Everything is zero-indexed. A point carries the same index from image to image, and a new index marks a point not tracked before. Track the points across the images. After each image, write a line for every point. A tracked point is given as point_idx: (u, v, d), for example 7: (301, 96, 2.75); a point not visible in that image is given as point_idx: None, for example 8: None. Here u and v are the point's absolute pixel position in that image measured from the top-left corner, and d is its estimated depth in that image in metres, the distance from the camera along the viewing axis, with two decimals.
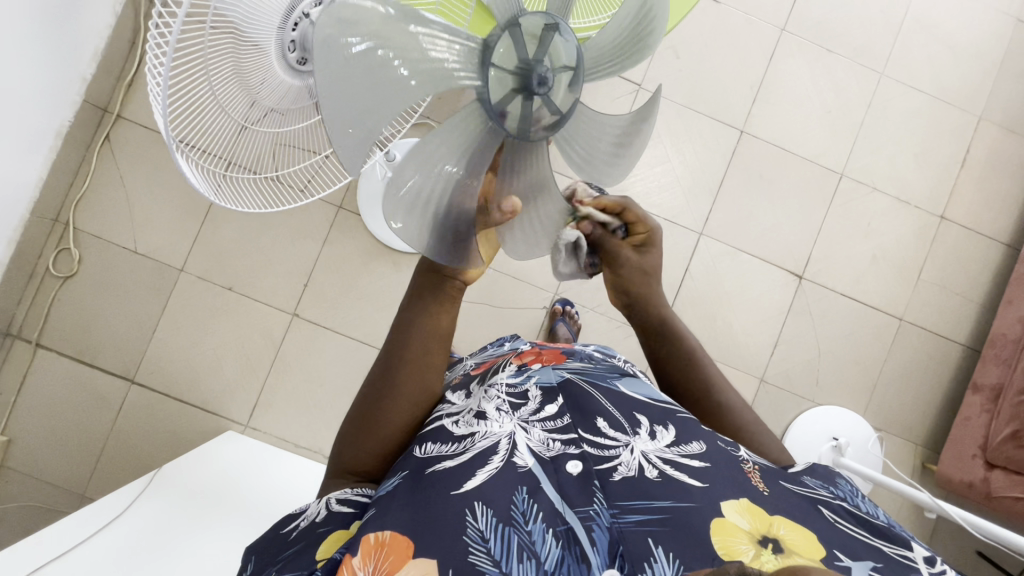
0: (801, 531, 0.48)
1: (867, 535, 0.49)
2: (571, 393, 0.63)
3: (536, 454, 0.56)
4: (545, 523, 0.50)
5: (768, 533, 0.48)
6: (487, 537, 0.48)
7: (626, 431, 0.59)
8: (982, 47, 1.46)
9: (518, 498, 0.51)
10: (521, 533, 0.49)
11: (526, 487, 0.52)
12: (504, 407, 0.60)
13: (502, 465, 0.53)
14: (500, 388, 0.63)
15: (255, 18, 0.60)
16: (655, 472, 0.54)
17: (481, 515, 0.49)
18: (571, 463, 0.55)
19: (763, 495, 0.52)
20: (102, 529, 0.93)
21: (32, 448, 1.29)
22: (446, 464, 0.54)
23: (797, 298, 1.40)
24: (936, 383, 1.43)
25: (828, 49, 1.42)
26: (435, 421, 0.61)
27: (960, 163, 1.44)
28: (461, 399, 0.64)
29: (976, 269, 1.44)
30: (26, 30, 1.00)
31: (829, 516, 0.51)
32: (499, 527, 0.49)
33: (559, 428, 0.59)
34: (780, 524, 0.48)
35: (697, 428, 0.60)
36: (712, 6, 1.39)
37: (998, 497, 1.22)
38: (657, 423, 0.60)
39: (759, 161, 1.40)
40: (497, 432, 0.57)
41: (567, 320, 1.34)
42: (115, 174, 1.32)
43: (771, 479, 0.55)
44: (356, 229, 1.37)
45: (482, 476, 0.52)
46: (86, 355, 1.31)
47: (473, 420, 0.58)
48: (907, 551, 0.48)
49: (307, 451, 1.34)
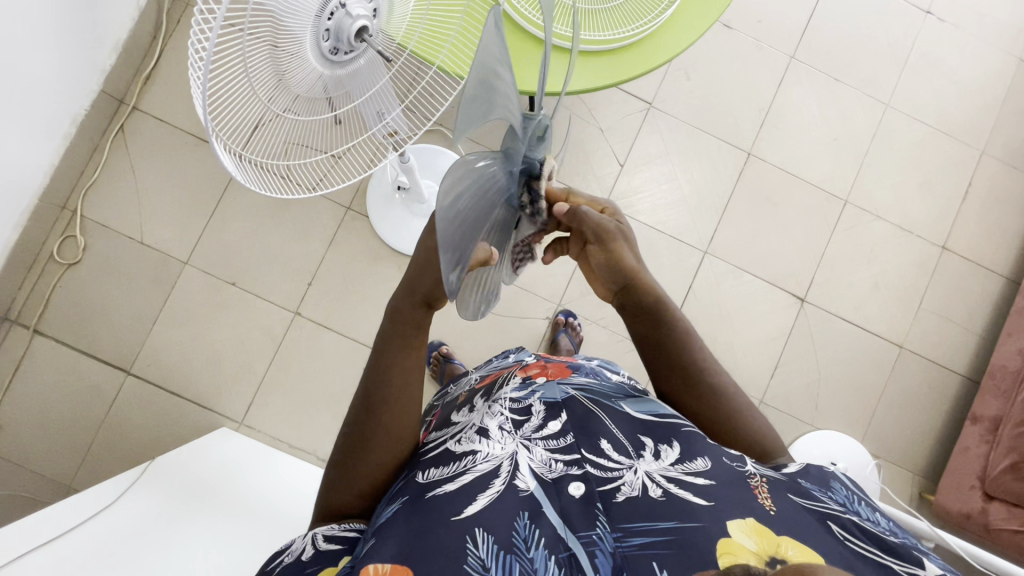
0: (810, 551, 0.45)
1: (878, 552, 0.47)
2: (575, 410, 0.62)
3: (538, 476, 0.55)
4: (547, 550, 0.49)
5: (775, 554, 0.45)
6: (487, 566, 0.47)
7: (630, 454, 0.57)
8: (984, 82, 1.49)
9: (519, 525, 0.50)
10: (522, 560, 0.48)
11: (528, 512, 0.51)
12: (506, 425, 0.60)
13: (502, 489, 0.53)
14: (505, 403, 0.64)
15: (296, 5, 0.59)
16: (659, 492, 0.52)
17: (482, 542, 0.48)
18: (573, 484, 0.54)
19: (771, 515, 0.49)
20: (88, 520, 0.91)
21: (20, 435, 1.26)
22: (446, 488, 0.53)
23: (798, 321, 1.40)
24: (935, 412, 1.43)
25: (836, 78, 1.45)
26: (438, 446, 0.60)
27: (962, 196, 1.47)
28: (467, 416, 0.66)
29: (976, 301, 1.45)
30: (51, 19, 1.02)
31: (839, 533, 0.48)
32: (500, 554, 0.48)
33: (561, 447, 0.58)
34: (789, 543, 0.46)
35: (704, 444, 0.58)
36: (723, 30, 1.42)
37: (997, 529, 1.21)
38: (662, 440, 0.58)
39: (765, 184, 1.42)
40: (498, 455, 0.56)
41: (569, 332, 1.33)
42: (126, 164, 1.33)
43: (778, 493, 0.52)
44: (364, 232, 1.37)
45: (482, 502, 0.52)
46: (84, 343, 1.29)
47: (475, 437, 0.59)
48: (918, 570, 0.45)
49: (300, 452, 1.32)
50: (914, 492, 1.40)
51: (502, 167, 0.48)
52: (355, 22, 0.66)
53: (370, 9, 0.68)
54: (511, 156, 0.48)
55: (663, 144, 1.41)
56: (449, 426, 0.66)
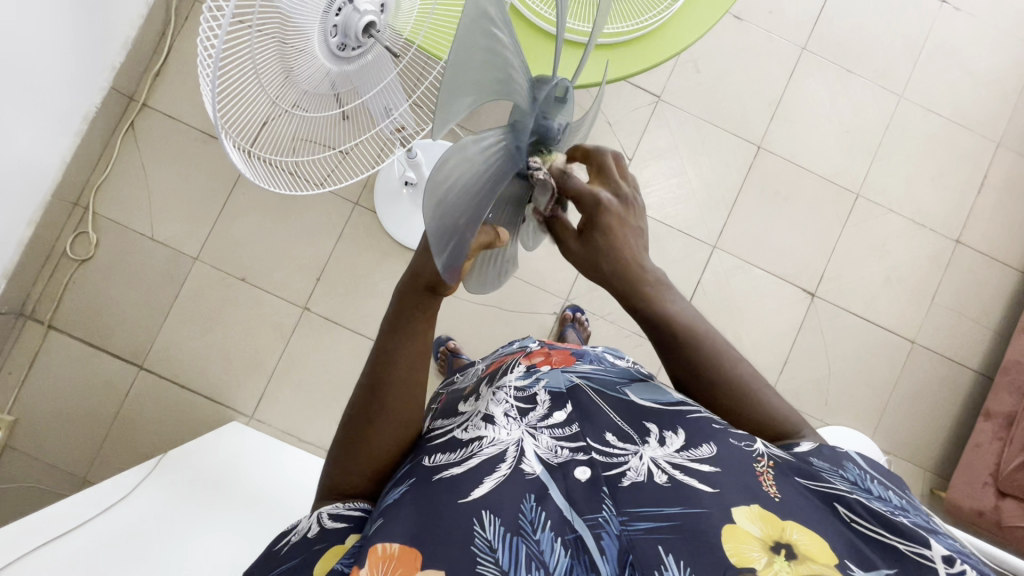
0: (816, 536, 0.46)
1: (885, 534, 0.46)
2: (580, 400, 0.62)
3: (544, 460, 0.55)
4: (553, 531, 0.49)
5: (781, 538, 0.46)
6: (495, 547, 0.47)
7: (635, 440, 0.57)
8: (1000, 73, 1.46)
9: (526, 506, 0.50)
10: (529, 543, 0.48)
11: (534, 494, 0.52)
12: (512, 412, 0.61)
13: (509, 473, 0.53)
14: (509, 390, 0.64)
15: (304, 3, 0.59)
16: (664, 477, 0.52)
17: (489, 524, 0.48)
18: (579, 469, 0.54)
19: (774, 502, 0.49)
20: (106, 510, 0.93)
21: (36, 429, 1.28)
22: (452, 471, 0.53)
23: (809, 315, 1.39)
24: (947, 408, 1.41)
25: (848, 69, 1.43)
26: (444, 433, 0.61)
27: (977, 189, 1.44)
28: (472, 404, 0.66)
29: (990, 295, 1.43)
30: (61, 18, 1.03)
31: (845, 515, 0.48)
32: (508, 536, 0.48)
33: (567, 436, 0.58)
34: (794, 527, 0.47)
35: (710, 426, 0.57)
36: (733, 22, 1.41)
37: (1010, 526, 1.20)
38: (667, 427, 0.58)
39: (775, 178, 1.40)
40: (505, 440, 0.56)
41: (577, 327, 1.33)
42: (137, 160, 1.34)
43: (783, 478, 0.51)
44: (372, 227, 1.38)
45: (489, 484, 0.52)
46: (97, 338, 1.31)
47: (482, 423, 0.59)
48: (924, 550, 0.44)
49: (310, 445, 1.33)
50: (925, 489, 1.39)
51: (511, 142, 0.46)
52: (363, 19, 0.66)
53: (377, 5, 0.68)
54: (520, 130, 0.46)
55: (672, 138, 1.40)
56: (453, 414, 0.66)
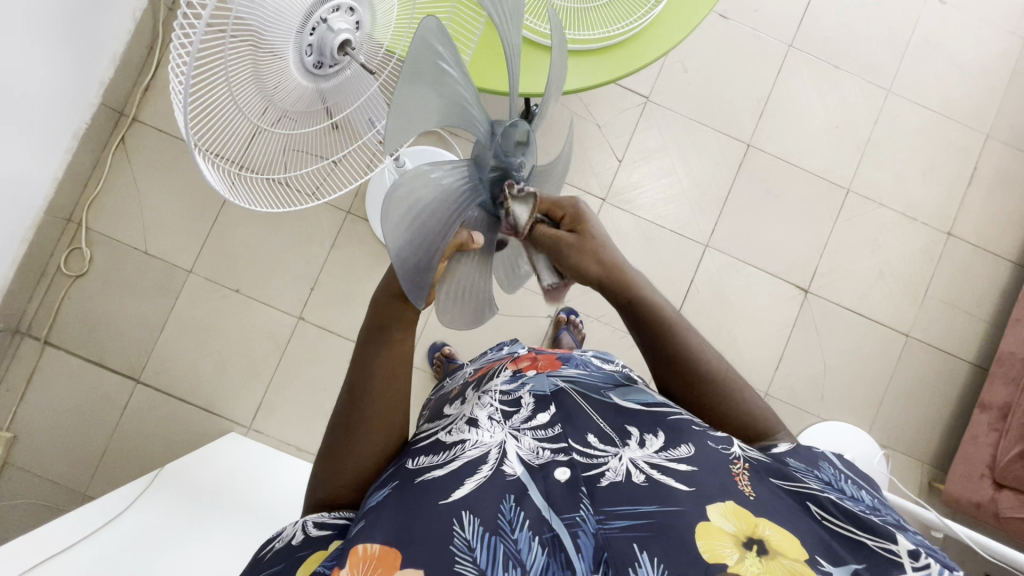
0: (787, 532, 0.47)
1: (854, 530, 0.47)
2: (564, 402, 0.62)
3: (525, 462, 0.55)
4: (531, 531, 0.49)
5: (753, 534, 0.46)
6: (473, 546, 0.47)
7: (616, 441, 0.57)
8: (987, 65, 1.47)
9: (505, 507, 0.50)
10: (506, 542, 0.48)
11: (514, 495, 0.52)
12: (495, 416, 0.61)
13: (490, 474, 0.53)
14: (494, 395, 0.65)
15: (275, 22, 0.59)
16: (641, 477, 0.52)
17: (468, 524, 0.48)
18: (559, 470, 0.54)
19: (749, 500, 0.49)
20: (107, 524, 0.93)
21: (36, 445, 1.29)
22: (435, 473, 0.54)
23: (803, 312, 1.39)
24: (942, 400, 1.41)
25: (835, 66, 1.43)
26: (427, 437, 0.61)
27: (967, 181, 1.44)
28: (457, 407, 0.66)
29: (983, 287, 1.44)
30: (49, 36, 1.03)
31: (817, 513, 0.48)
32: (486, 536, 0.48)
33: (550, 437, 0.58)
34: (767, 524, 0.47)
35: (690, 428, 0.57)
36: (719, 21, 1.41)
37: (1008, 517, 1.20)
38: (648, 429, 0.58)
39: (765, 175, 1.40)
40: (487, 443, 0.57)
41: (571, 329, 1.33)
42: (129, 175, 1.34)
43: (758, 478, 0.52)
44: (364, 234, 1.38)
45: (470, 485, 0.52)
46: (93, 353, 1.32)
47: (466, 427, 0.59)
48: (891, 544, 0.45)
49: (308, 455, 1.33)
50: (923, 481, 1.39)
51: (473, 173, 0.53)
52: (338, 37, 0.65)
53: (354, 22, 0.66)
54: (482, 164, 0.53)
55: (662, 139, 1.40)
56: (439, 418, 0.66)
